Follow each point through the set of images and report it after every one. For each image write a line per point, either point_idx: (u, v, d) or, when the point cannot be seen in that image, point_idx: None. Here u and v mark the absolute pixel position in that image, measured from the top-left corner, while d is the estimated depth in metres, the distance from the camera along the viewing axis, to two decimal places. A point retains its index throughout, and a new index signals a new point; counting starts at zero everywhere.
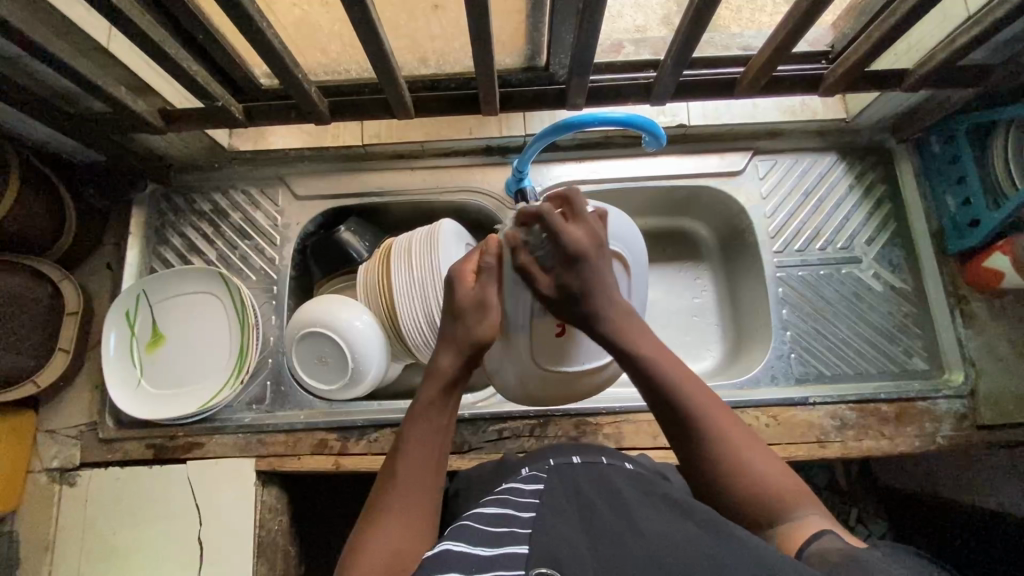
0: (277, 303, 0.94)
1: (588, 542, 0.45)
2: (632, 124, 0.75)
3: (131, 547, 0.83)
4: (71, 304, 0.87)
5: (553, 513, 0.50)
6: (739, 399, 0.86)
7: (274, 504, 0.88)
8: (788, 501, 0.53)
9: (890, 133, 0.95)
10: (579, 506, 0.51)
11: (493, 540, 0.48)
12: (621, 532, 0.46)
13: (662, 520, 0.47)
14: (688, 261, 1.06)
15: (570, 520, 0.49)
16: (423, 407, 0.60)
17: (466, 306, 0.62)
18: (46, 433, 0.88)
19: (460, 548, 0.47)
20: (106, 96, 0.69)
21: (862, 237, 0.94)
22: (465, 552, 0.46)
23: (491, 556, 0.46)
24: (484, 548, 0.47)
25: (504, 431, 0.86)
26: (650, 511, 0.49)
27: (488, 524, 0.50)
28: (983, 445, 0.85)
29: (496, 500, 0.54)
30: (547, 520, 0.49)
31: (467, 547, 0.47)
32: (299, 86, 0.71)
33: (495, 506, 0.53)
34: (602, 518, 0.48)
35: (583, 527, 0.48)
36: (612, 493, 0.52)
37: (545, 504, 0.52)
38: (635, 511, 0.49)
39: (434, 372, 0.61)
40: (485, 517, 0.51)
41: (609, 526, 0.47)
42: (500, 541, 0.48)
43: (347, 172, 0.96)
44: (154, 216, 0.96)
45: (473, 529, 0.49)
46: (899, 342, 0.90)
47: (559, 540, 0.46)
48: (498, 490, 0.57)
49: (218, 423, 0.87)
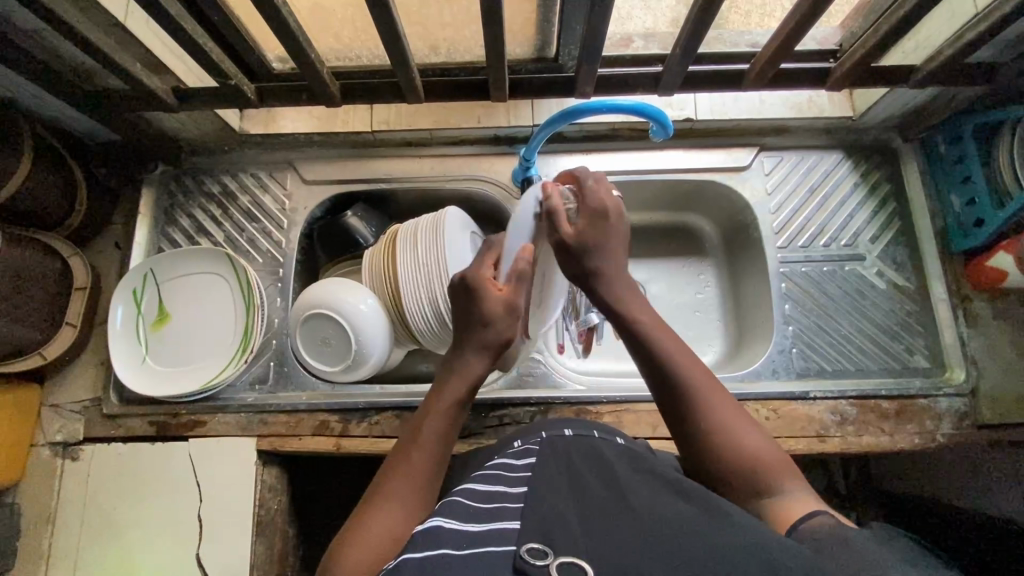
0: (283, 285, 0.94)
1: (579, 517, 0.47)
2: (641, 112, 0.75)
3: (131, 522, 0.83)
4: (80, 280, 0.88)
5: (545, 487, 0.51)
6: (739, 391, 0.86)
7: (273, 484, 0.88)
8: (768, 475, 0.54)
9: (896, 133, 0.96)
10: (571, 481, 0.52)
11: (483, 515, 0.48)
12: (612, 508, 0.47)
13: (652, 494, 0.49)
14: (692, 256, 1.07)
15: (562, 495, 0.50)
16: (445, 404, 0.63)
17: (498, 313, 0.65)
18: (51, 407, 0.89)
19: (452, 523, 0.47)
20: (122, 72, 0.70)
21: (866, 235, 0.94)
22: (456, 527, 0.46)
23: (482, 529, 0.46)
24: (475, 524, 0.47)
25: (504, 417, 0.87)
26: (641, 484, 0.51)
27: (479, 500, 0.51)
28: (984, 444, 0.84)
29: (486, 477, 0.55)
30: (538, 496, 0.50)
31: (458, 523, 0.47)
32: (311, 67, 0.72)
33: (485, 483, 0.54)
34: (595, 494, 0.49)
35: (575, 501, 0.49)
36: (604, 469, 0.54)
37: (536, 478, 0.53)
38: (625, 483, 0.51)
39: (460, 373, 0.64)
40: (476, 494, 0.52)
41: (602, 503, 0.48)
42: (490, 516, 0.48)
43: (355, 158, 0.97)
44: (164, 197, 0.97)
45: (463, 505, 0.50)
46: (901, 340, 0.90)
47: (550, 510, 0.47)
48: (487, 467, 0.58)
49: (221, 402, 0.88)
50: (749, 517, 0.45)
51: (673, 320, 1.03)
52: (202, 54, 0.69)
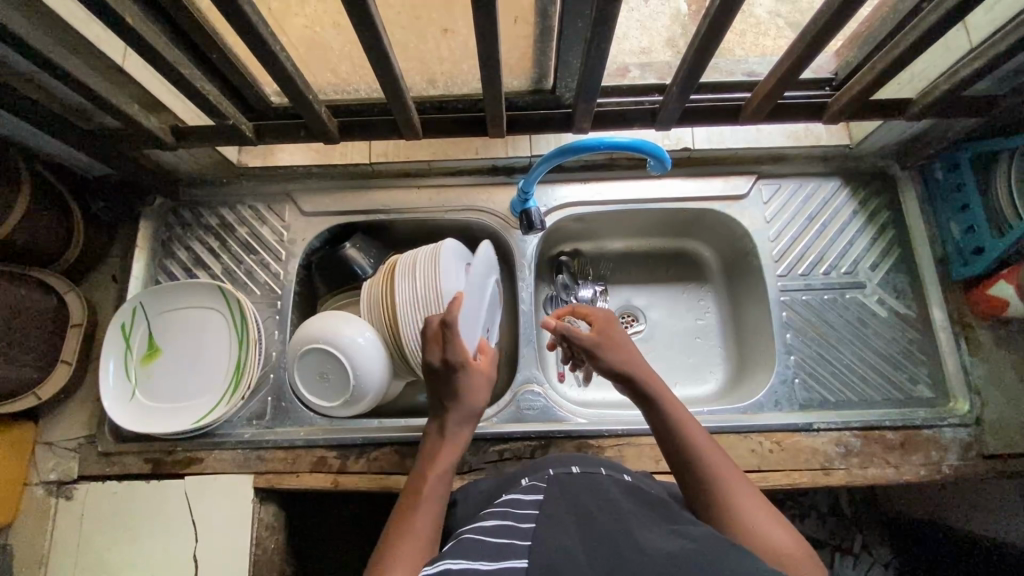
0: (281, 318, 0.94)
1: (585, 550, 0.46)
2: (639, 149, 0.75)
3: (126, 563, 0.82)
4: (75, 316, 0.88)
5: (553, 521, 0.50)
6: (742, 424, 0.85)
7: (271, 522, 0.87)
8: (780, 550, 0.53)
9: (893, 160, 0.96)
10: (576, 512, 0.51)
11: (492, 552, 0.48)
12: (618, 541, 0.47)
13: (660, 532, 0.48)
14: (692, 282, 1.06)
15: (568, 528, 0.49)
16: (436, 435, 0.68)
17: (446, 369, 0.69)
18: (45, 445, 0.88)
19: (461, 563, 0.47)
20: (121, 113, 0.70)
21: (866, 262, 0.94)
22: (467, 566, 0.46)
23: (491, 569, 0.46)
24: (482, 561, 0.47)
25: (505, 452, 0.86)
26: (647, 524, 0.50)
27: (487, 537, 0.50)
28: (991, 475, 0.83)
29: (497, 512, 0.55)
30: (545, 529, 0.49)
31: (467, 562, 0.47)
32: (309, 106, 0.72)
33: (496, 518, 0.54)
34: (602, 525, 0.49)
35: (582, 532, 0.48)
36: (610, 502, 0.53)
37: (542, 512, 0.52)
38: (634, 523, 0.49)
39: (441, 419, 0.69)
40: (485, 530, 0.51)
41: (609, 537, 0.47)
42: (499, 549, 0.48)
43: (353, 189, 0.97)
44: (162, 229, 0.97)
45: (474, 543, 0.50)
46: (904, 369, 0.89)
47: (558, 548, 0.46)
48: (499, 503, 0.57)
49: (217, 438, 0.87)
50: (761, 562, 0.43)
51: (674, 348, 1.02)
52: (200, 95, 0.69)
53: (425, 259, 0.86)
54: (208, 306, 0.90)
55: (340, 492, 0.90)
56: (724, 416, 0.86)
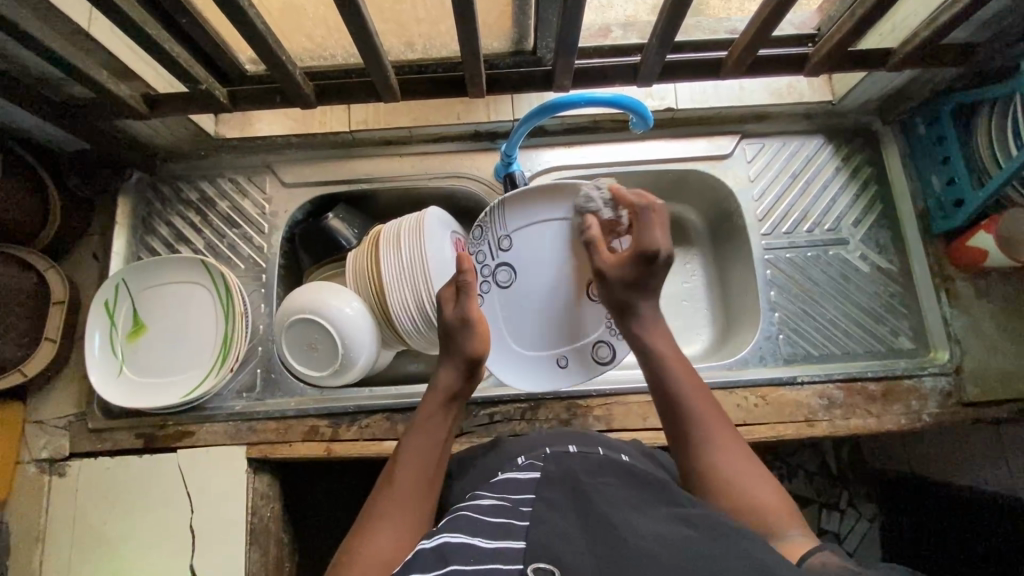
0: (267, 291, 0.93)
1: (584, 538, 0.45)
2: (619, 105, 0.74)
3: (123, 535, 0.82)
4: (57, 293, 0.85)
5: (548, 505, 0.50)
6: (727, 379, 0.86)
7: (266, 491, 0.87)
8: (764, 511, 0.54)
9: (876, 116, 0.96)
10: (575, 498, 0.51)
11: (491, 532, 0.49)
12: (617, 526, 0.46)
13: (659, 515, 0.47)
14: (677, 246, 1.07)
15: (565, 514, 0.49)
16: (429, 413, 0.66)
17: (454, 322, 0.70)
18: (35, 424, 0.88)
19: (460, 538, 0.48)
20: (88, 80, 0.69)
21: (848, 219, 0.94)
22: (467, 543, 0.47)
23: (491, 547, 0.47)
24: (483, 540, 0.48)
25: (495, 414, 0.87)
26: (645, 507, 0.49)
27: (484, 515, 0.51)
28: (970, 422, 0.85)
29: (493, 491, 0.55)
30: (542, 514, 0.48)
31: (465, 538, 0.48)
32: (283, 68, 0.71)
33: (492, 497, 0.54)
34: (600, 508, 0.48)
35: (579, 517, 0.48)
36: (609, 485, 0.52)
37: (541, 496, 0.52)
38: (635, 509, 0.48)
39: (438, 387, 0.68)
40: (481, 509, 0.52)
41: (608, 520, 0.47)
42: (497, 532, 0.48)
43: (335, 159, 0.96)
44: (142, 205, 0.95)
45: (471, 521, 0.50)
46: (886, 323, 0.91)
47: (557, 536, 0.46)
48: (495, 481, 0.57)
49: (208, 411, 0.87)
50: (769, 553, 0.42)
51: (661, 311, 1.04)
52: (168, 58, 0.67)
53: (408, 227, 0.86)
54: (192, 280, 0.89)
55: (333, 460, 0.90)
56: (709, 372, 0.88)
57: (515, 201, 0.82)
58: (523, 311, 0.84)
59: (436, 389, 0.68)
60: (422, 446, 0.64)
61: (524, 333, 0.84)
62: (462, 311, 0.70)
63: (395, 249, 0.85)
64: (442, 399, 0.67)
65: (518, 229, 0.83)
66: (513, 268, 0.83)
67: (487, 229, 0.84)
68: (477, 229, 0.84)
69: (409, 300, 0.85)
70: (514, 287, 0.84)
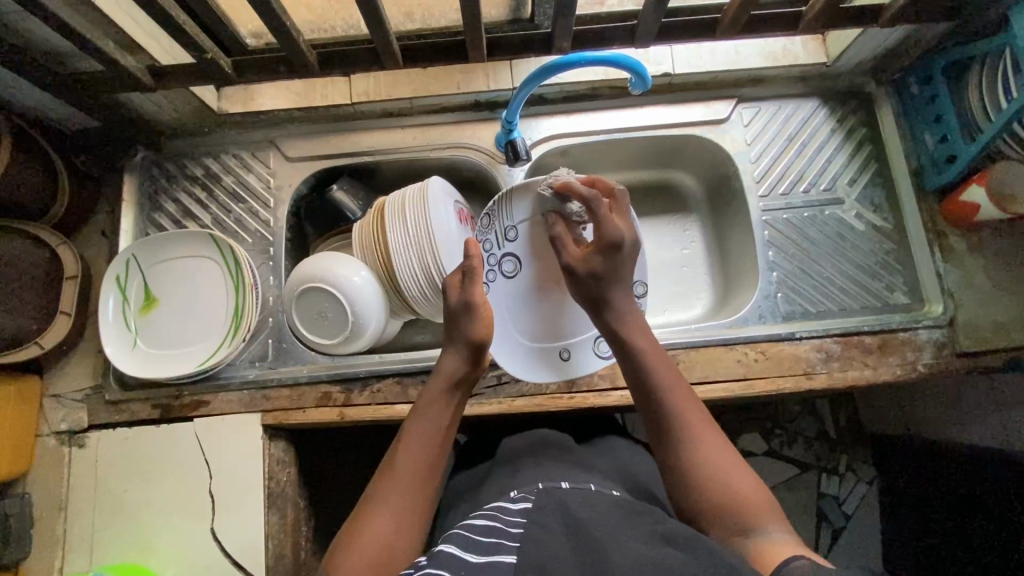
0: (274, 264, 0.95)
1: (576, 561, 0.48)
2: (618, 64, 0.76)
3: (144, 502, 0.85)
4: (70, 269, 0.87)
5: (542, 528, 0.52)
6: (728, 336, 0.89)
7: (281, 456, 0.90)
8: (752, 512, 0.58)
9: (869, 77, 0.97)
10: (567, 522, 0.53)
11: (482, 548, 0.51)
12: (607, 551, 0.48)
13: (646, 541, 0.50)
14: (676, 213, 1.09)
15: (558, 536, 0.51)
16: (430, 399, 0.68)
17: (458, 308, 0.72)
18: (53, 398, 0.90)
19: (451, 550, 0.51)
20: (95, 51, 0.70)
21: (844, 179, 0.96)
22: (457, 556, 0.50)
23: (479, 563, 0.49)
24: (474, 555, 0.50)
25: (503, 376, 0.89)
26: (634, 532, 0.51)
27: (477, 535, 0.53)
28: (963, 371, 0.88)
29: (485, 512, 0.57)
30: (535, 537, 0.51)
31: (456, 550, 0.51)
32: (287, 36, 0.72)
33: (484, 517, 0.56)
34: (591, 534, 0.50)
35: (572, 542, 0.50)
36: (599, 510, 0.54)
37: (533, 520, 0.54)
38: (625, 532, 0.51)
39: (441, 372, 0.70)
40: (474, 528, 0.54)
41: (598, 544, 0.49)
42: (489, 548, 0.51)
43: (337, 132, 0.97)
44: (147, 182, 0.96)
45: (464, 539, 0.52)
46: (881, 279, 0.93)
47: (550, 558, 0.49)
48: (486, 505, 0.59)
49: (222, 381, 0.89)
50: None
51: (663, 277, 1.06)
52: (175, 25, 0.68)
53: (412, 196, 0.87)
54: (201, 254, 0.91)
55: (346, 426, 0.93)
56: (711, 330, 0.90)
57: (522, 190, 0.80)
58: (527, 300, 0.83)
59: (441, 374, 0.70)
60: (424, 433, 0.66)
61: (528, 324, 0.84)
62: (468, 295, 0.71)
63: (399, 217, 0.87)
64: (445, 384, 0.69)
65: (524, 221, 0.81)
66: (519, 259, 0.82)
67: (493, 219, 0.82)
68: (485, 216, 0.83)
69: (415, 266, 0.87)
70: (517, 278, 0.83)
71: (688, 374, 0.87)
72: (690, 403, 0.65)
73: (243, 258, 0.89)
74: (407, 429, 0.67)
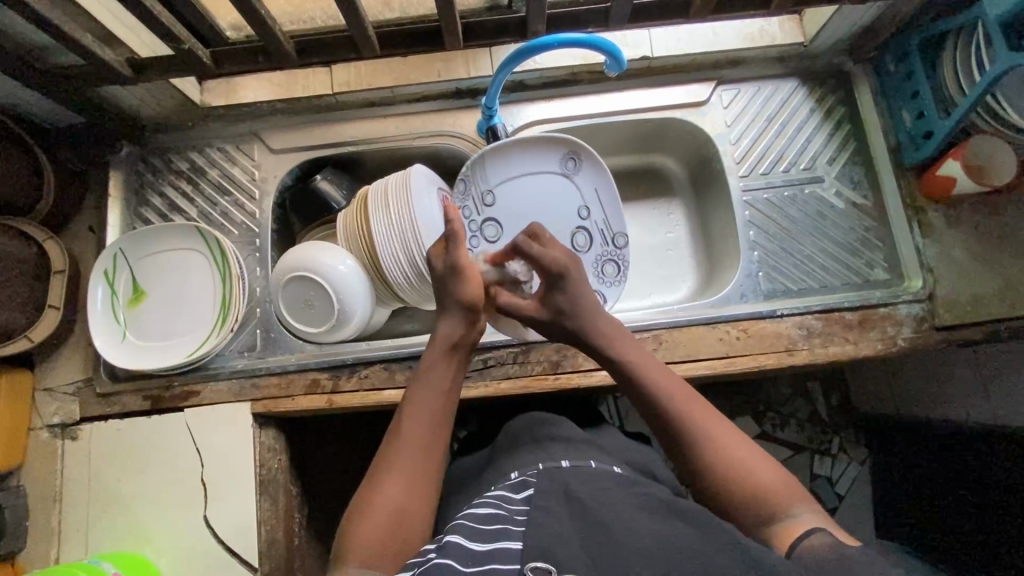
0: (261, 255, 0.96)
1: (579, 536, 0.49)
2: (593, 45, 0.76)
3: (137, 492, 0.86)
4: (57, 263, 0.88)
5: (543, 511, 0.52)
6: (711, 315, 0.90)
7: (272, 444, 0.91)
8: (780, 500, 0.56)
9: (847, 56, 0.98)
10: (569, 503, 0.53)
11: (485, 535, 0.50)
12: (610, 526, 0.49)
13: (648, 516, 0.50)
14: (660, 197, 1.10)
15: (560, 516, 0.51)
16: (430, 365, 0.69)
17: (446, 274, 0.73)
18: (45, 391, 0.91)
19: (456, 539, 0.50)
20: (73, 45, 0.70)
21: (824, 157, 0.97)
22: (461, 544, 0.49)
23: (484, 550, 0.49)
24: (479, 543, 0.49)
25: (488, 360, 0.90)
26: (638, 510, 0.52)
27: (481, 522, 0.52)
28: (944, 345, 0.89)
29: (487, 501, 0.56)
30: (538, 518, 0.51)
31: (462, 539, 0.50)
32: (263, 24, 0.72)
33: (486, 506, 0.55)
34: (593, 510, 0.51)
35: (574, 519, 0.51)
36: (603, 491, 0.54)
37: (535, 504, 0.54)
38: (626, 509, 0.51)
39: (438, 337, 0.71)
40: (476, 516, 0.53)
41: (602, 519, 0.49)
42: (493, 535, 0.50)
43: (320, 124, 0.98)
44: (133, 177, 0.97)
45: (467, 525, 0.52)
46: (862, 256, 0.94)
47: (553, 537, 0.48)
48: (488, 494, 0.59)
49: (211, 371, 0.90)
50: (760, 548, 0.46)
51: (648, 260, 1.07)
52: (150, 16, 0.69)
53: (395, 185, 0.88)
54: (188, 248, 0.92)
55: (336, 413, 0.94)
56: (694, 309, 0.92)
57: (496, 155, 0.91)
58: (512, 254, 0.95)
59: (438, 339, 0.70)
60: (426, 399, 0.66)
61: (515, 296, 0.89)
62: (454, 262, 0.73)
63: (381, 206, 0.88)
64: (443, 349, 0.70)
65: (498, 184, 0.93)
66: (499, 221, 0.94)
67: (469, 183, 0.91)
68: (462, 183, 0.91)
69: (396, 254, 0.87)
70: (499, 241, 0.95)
71: (672, 353, 0.88)
72: (695, 402, 0.63)
73: (230, 250, 0.89)
74: (409, 398, 0.67)
